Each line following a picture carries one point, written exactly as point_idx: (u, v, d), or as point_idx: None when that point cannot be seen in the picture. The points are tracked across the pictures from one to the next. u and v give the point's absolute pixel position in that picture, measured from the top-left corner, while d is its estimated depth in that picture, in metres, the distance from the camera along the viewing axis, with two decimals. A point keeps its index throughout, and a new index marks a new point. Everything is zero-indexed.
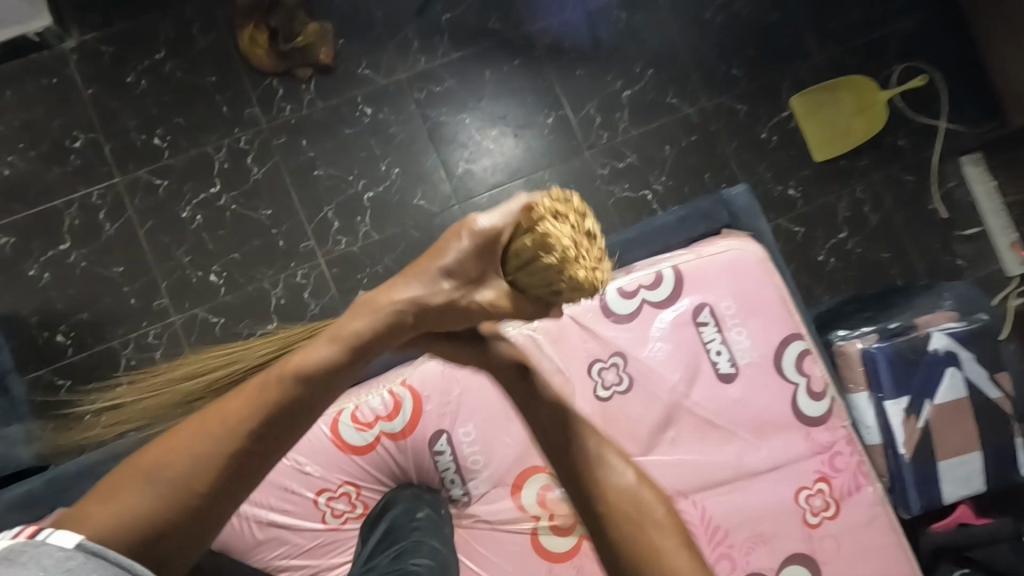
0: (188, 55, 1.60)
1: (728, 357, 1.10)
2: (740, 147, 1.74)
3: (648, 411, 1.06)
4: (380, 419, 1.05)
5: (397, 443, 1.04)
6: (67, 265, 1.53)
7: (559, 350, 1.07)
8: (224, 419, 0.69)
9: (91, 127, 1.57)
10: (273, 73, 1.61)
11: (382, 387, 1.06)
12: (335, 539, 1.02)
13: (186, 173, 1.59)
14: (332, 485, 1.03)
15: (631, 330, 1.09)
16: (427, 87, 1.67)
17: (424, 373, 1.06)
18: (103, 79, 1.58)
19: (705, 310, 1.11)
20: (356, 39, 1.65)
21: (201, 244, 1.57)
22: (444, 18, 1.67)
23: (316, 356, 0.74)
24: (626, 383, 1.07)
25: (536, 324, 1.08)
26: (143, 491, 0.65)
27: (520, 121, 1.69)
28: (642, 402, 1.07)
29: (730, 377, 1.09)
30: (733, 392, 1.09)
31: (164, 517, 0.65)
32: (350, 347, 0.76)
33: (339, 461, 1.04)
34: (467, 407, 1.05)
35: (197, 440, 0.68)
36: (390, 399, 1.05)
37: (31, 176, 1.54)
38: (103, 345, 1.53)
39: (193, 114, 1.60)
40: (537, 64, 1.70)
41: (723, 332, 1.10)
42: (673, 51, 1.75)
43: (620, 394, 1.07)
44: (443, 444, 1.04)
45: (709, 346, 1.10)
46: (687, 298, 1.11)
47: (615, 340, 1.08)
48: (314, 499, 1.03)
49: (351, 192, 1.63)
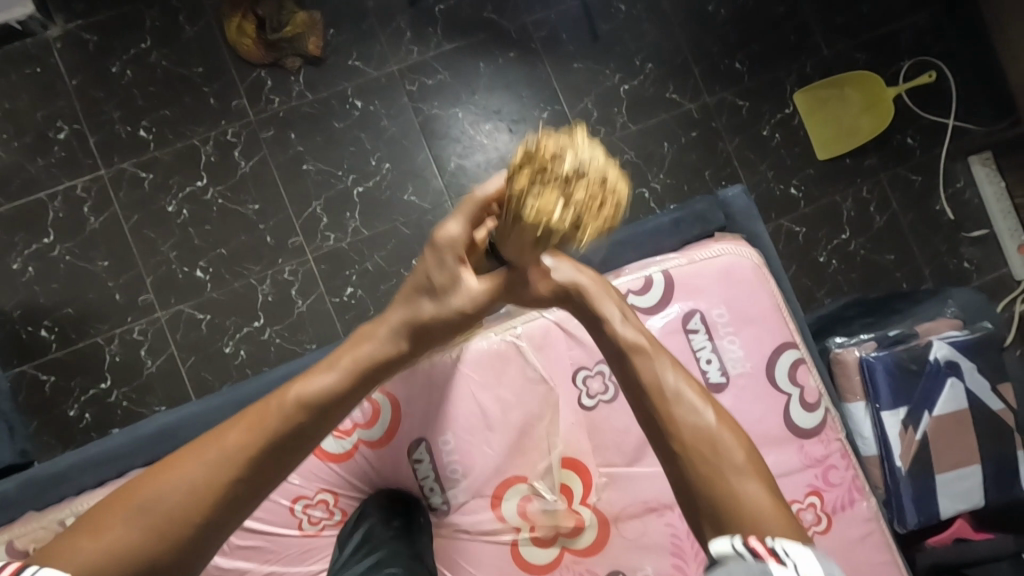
0: (174, 44, 1.56)
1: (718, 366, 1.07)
2: (741, 144, 1.69)
3: (634, 421, 1.04)
4: (358, 426, 1.02)
5: (375, 451, 1.01)
6: (51, 259, 1.51)
7: (543, 358, 1.04)
8: (216, 449, 0.66)
9: (76, 118, 1.54)
10: (262, 65, 1.57)
11: None
12: (309, 549, 0.99)
13: (172, 166, 1.55)
14: (308, 493, 1.00)
15: None
16: (420, 79, 1.63)
17: (403, 379, 1.02)
18: (88, 69, 1.54)
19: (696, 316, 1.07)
20: (347, 29, 1.60)
21: (187, 239, 1.54)
22: (437, 9, 1.63)
23: (318, 384, 0.72)
24: (612, 391, 1.05)
25: (520, 329, 1.05)
26: (128, 525, 0.62)
27: (514, 115, 1.65)
28: (628, 411, 1.04)
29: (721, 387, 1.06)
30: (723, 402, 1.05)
31: (156, 545, 0.62)
32: (359, 373, 0.74)
33: (315, 469, 1.00)
34: (447, 415, 1.01)
35: (189, 469, 0.65)
36: (368, 405, 1.02)
37: (15, 168, 1.52)
38: (88, 341, 1.50)
39: (180, 105, 1.56)
40: (533, 57, 1.66)
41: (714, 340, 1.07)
42: (674, 45, 1.70)
43: (605, 403, 1.04)
44: (422, 452, 1.01)
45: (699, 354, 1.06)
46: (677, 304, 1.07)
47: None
48: (290, 507, 0.99)
49: (341, 187, 1.59)
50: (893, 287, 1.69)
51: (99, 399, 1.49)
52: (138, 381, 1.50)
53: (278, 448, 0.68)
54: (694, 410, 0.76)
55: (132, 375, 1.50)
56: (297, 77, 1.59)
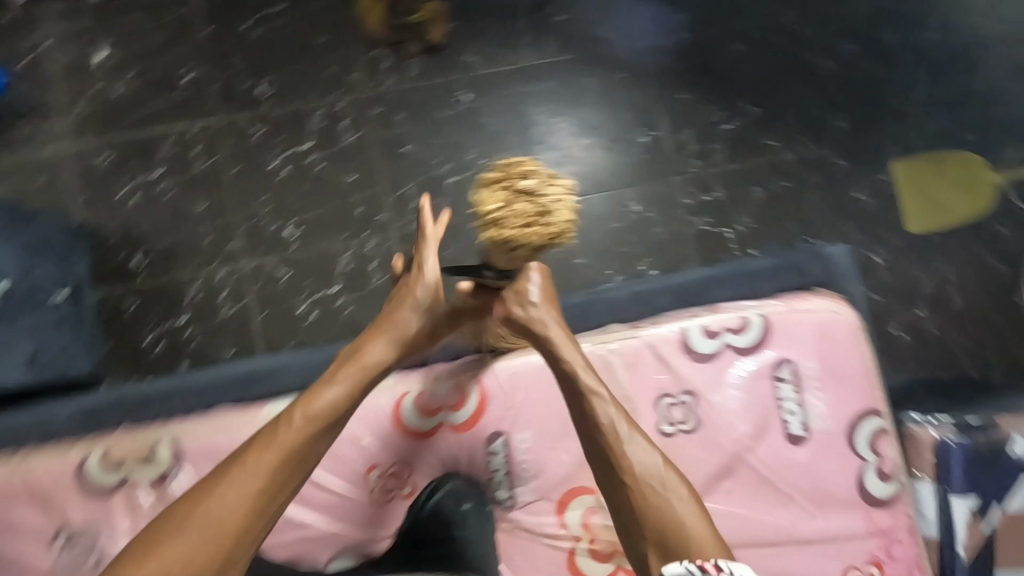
0: (303, 10, 1.62)
1: (801, 419, 1.06)
2: (830, 203, 1.69)
3: (708, 456, 1.04)
4: (442, 408, 1.05)
5: (455, 435, 1.04)
6: (154, 193, 1.57)
7: (631, 377, 1.06)
8: (246, 470, 0.85)
9: (201, 64, 1.60)
10: (383, 45, 1.62)
11: (450, 377, 1.06)
12: (375, 515, 1.02)
13: (281, 124, 1.60)
14: (384, 462, 1.03)
15: (706, 371, 1.07)
16: (528, 85, 1.66)
17: (494, 372, 1.05)
18: (220, 20, 1.60)
19: (786, 366, 1.07)
20: (469, 24, 1.64)
21: (283, 197, 1.59)
22: (557, 19, 1.66)
23: (324, 399, 0.93)
24: (692, 423, 1.05)
25: (613, 345, 1.07)
26: (186, 539, 0.80)
27: (613, 134, 1.67)
28: (704, 446, 1.04)
29: (799, 440, 1.06)
30: (799, 455, 1.05)
31: (216, 551, 0.81)
32: (360, 384, 0.96)
33: (396, 440, 1.04)
34: (529, 414, 1.04)
35: (227, 487, 0.84)
36: (456, 390, 1.05)
37: (137, 102, 1.59)
38: (174, 276, 1.56)
39: (298, 69, 1.61)
40: (641, 82, 1.68)
41: (801, 393, 1.07)
42: (781, 93, 1.70)
43: (683, 433, 1.05)
44: (499, 445, 1.03)
45: (783, 404, 1.07)
46: (770, 351, 1.08)
47: (688, 378, 1.06)
48: (365, 472, 1.03)
49: (434, 174, 1.63)
50: (962, 372, 1.66)
51: (174, 333, 1.54)
52: (212, 323, 1.55)
53: (295, 463, 0.88)
54: (639, 459, 0.90)
55: (209, 317, 1.56)
56: (413, 61, 1.63)
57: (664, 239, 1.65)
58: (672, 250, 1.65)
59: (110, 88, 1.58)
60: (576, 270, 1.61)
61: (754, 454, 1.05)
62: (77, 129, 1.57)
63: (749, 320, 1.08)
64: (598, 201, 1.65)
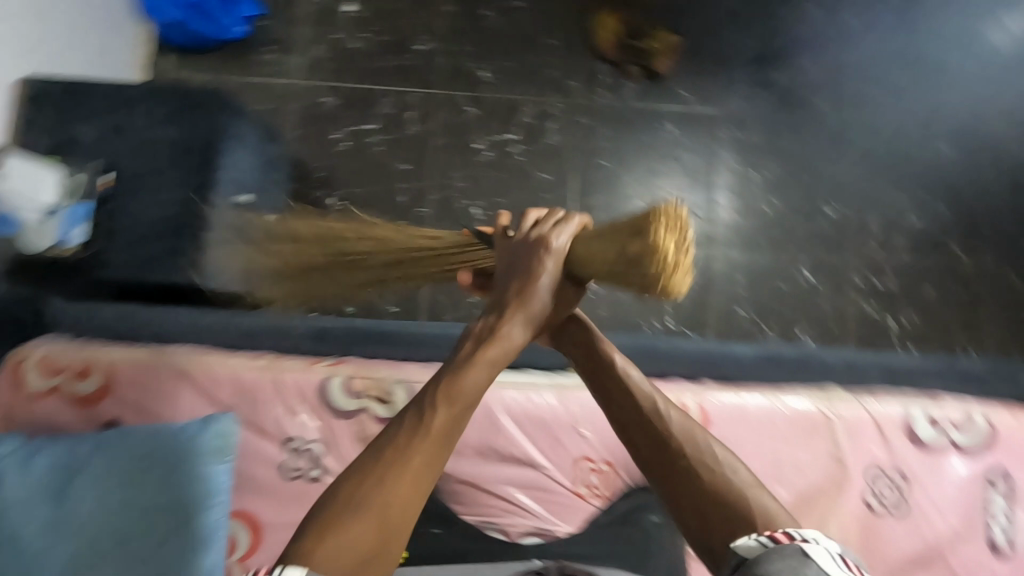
0: (542, 10, 1.68)
1: (1004, 530, 1.11)
2: (1000, 322, 1.67)
3: (910, 539, 1.10)
4: None
5: None
6: (364, 143, 1.64)
7: (850, 444, 1.13)
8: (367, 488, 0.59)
9: (436, 37, 1.67)
10: (608, 61, 1.67)
11: (675, 394, 1.15)
12: (571, 504, 1.08)
13: (494, 110, 1.66)
14: (594, 456, 1.11)
15: (923, 459, 1.13)
16: (734, 133, 1.69)
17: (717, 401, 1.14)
18: (464, 2, 1.69)
19: (999, 476, 1.13)
20: (693, 61, 1.68)
21: (479, 178, 1.65)
22: (775, 78, 1.70)
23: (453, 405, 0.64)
24: (901, 503, 1.11)
25: (838, 410, 1.14)
26: None
27: (801, 199, 1.69)
28: (909, 529, 1.10)
29: (1000, 549, 1.11)
30: (998, 563, 1.10)
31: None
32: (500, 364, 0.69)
33: (611, 439, 1.11)
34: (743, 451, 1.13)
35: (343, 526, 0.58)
36: (678, 407, 1.14)
37: (370, 56, 1.66)
38: (360, 225, 1.61)
39: (523, 63, 1.67)
40: (840, 157, 1.70)
41: (1010, 505, 1.12)
42: (976, 203, 1.70)
43: (891, 511, 1.10)
44: None
45: (991, 511, 1.12)
46: (987, 456, 1.14)
47: (904, 459, 1.13)
48: (576, 460, 1.10)
49: (623, 192, 1.66)
50: None
51: None
52: None
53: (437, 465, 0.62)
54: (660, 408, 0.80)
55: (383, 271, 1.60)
56: (631, 82, 1.67)
57: (828, 312, 1.65)
58: (833, 325, 1.64)
59: (348, 38, 1.66)
60: (735, 319, 1.63)
61: (955, 550, 1.10)
62: (309, 69, 1.66)
63: (972, 420, 1.15)
64: (773, 258, 1.66)
